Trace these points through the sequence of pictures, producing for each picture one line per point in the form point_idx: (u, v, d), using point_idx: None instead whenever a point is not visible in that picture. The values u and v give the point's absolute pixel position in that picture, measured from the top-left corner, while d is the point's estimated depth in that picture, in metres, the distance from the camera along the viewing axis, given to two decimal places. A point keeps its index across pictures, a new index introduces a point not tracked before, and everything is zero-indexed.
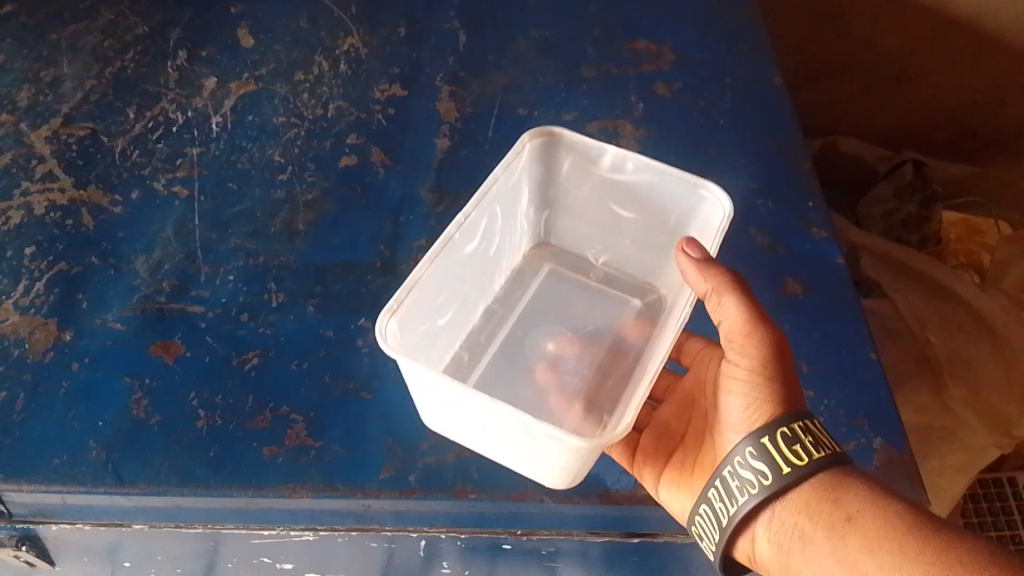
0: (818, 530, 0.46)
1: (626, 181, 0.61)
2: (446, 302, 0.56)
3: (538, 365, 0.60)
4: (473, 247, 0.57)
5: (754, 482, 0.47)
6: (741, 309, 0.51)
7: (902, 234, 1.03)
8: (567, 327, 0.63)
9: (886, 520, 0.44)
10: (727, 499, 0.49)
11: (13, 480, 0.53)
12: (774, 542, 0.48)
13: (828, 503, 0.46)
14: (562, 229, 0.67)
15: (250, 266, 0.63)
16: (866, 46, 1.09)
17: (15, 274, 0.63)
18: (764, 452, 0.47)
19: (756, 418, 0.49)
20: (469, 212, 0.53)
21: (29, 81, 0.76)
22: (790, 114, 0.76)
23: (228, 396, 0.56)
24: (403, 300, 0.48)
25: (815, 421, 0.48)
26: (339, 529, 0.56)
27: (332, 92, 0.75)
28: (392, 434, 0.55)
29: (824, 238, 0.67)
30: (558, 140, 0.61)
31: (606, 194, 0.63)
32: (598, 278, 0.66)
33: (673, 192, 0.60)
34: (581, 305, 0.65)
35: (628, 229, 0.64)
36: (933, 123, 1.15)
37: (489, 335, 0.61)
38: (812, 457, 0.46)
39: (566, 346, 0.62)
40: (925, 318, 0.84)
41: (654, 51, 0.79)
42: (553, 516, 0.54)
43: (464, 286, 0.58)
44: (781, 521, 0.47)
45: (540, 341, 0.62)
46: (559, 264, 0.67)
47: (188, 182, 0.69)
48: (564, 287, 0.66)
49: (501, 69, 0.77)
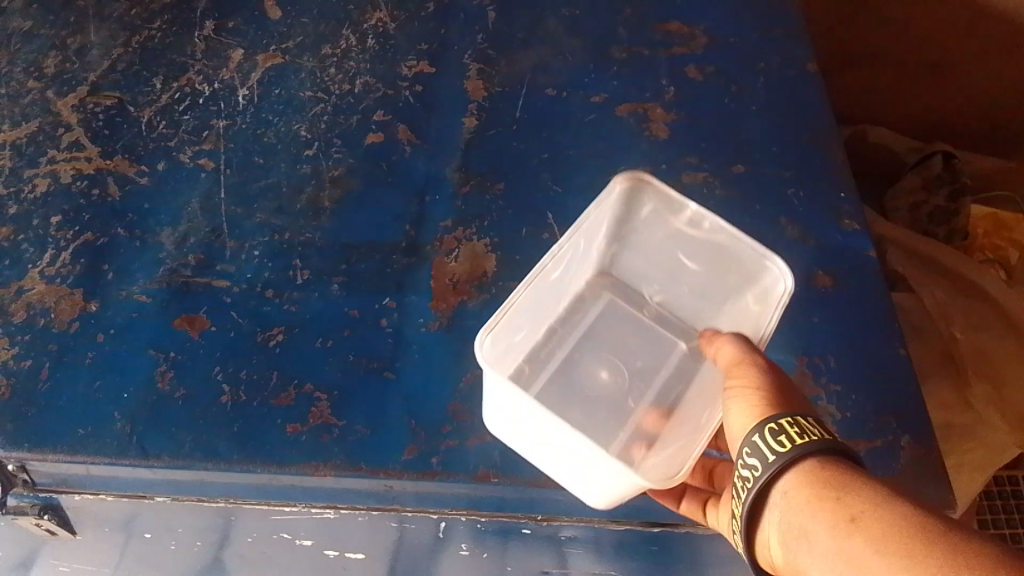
0: (820, 527, 0.41)
1: (697, 238, 0.58)
2: (524, 322, 0.54)
3: (593, 398, 0.59)
4: (556, 274, 0.55)
5: (751, 480, 0.45)
6: (737, 344, 0.51)
7: (930, 227, 1.03)
8: (621, 351, 0.62)
9: (893, 519, 0.39)
10: (737, 499, 0.46)
11: (38, 450, 0.53)
12: (785, 543, 0.44)
13: (828, 500, 0.42)
14: (625, 262, 0.64)
15: (276, 242, 0.63)
16: (898, 32, 1.07)
17: (42, 243, 0.63)
18: (756, 449, 0.45)
19: (739, 424, 0.48)
20: (562, 245, 0.51)
21: (56, 48, 0.76)
22: (823, 102, 0.74)
23: (252, 371, 0.56)
24: (499, 321, 0.48)
25: (806, 416, 0.45)
26: (360, 509, 0.57)
27: (359, 67, 0.74)
28: (414, 416, 0.55)
29: (856, 231, 0.65)
30: (641, 179, 0.56)
31: (677, 244, 0.60)
32: (652, 315, 0.64)
33: (741, 255, 0.56)
34: (633, 338, 0.63)
35: (688, 278, 0.62)
36: (962, 115, 1.14)
37: (549, 354, 0.59)
38: (795, 446, 0.43)
39: (625, 381, 0.61)
40: (950, 314, 0.85)
41: (687, 33, 0.78)
42: (574, 503, 0.54)
43: (538, 311, 0.56)
44: (786, 517, 0.43)
45: (593, 367, 0.60)
46: (618, 296, 0.64)
47: (214, 155, 0.68)
48: (622, 322, 0.63)
49: (530, 47, 0.76)
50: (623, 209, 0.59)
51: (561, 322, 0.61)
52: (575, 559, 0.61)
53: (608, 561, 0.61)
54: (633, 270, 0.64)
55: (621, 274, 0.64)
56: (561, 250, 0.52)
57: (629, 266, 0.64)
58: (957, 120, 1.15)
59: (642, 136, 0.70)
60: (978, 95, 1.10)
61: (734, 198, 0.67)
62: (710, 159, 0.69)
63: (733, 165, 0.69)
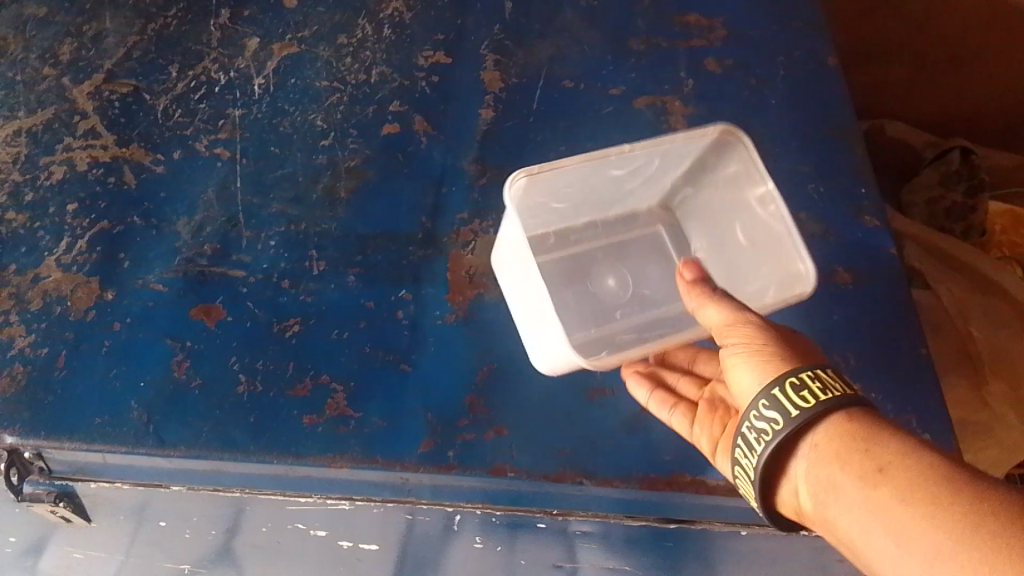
0: (846, 478, 0.41)
1: (762, 215, 0.59)
2: (567, 195, 0.60)
3: (590, 294, 0.63)
4: (616, 174, 0.60)
5: (769, 432, 0.44)
6: (727, 305, 0.49)
7: (947, 223, 1.02)
8: (641, 269, 0.65)
9: (921, 468, 0.39)
10: (751, 450, 0.46)
11: (55, 438, 0.54)
12: (812, 494, 0.43)
13: (855, 452, 0.41)
14: (694, 206, 0.66)
15: (292, 233, 0.63)
16: (920, 25, 1.06)
17: (58, 231, 0.63)
18: (774, 402, 0.44)
19: (745, 382, 0.47)
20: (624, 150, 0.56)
21: (71, 34, 0.76)
22: (843, 96, 0.73)
23: (268, 362, 0.56)
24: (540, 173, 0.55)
25: (827, 369, 0.44)
26: (375, 500, 0.56)
27: (375, 57, 0.74)
28: (431, 408, 0.54)
29: (876, 227, 0.64)
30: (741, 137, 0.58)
31: (740, 211, 0.62)
32: (683, 256, 0.66)
33: (784, 249, 0.57)
34: (661, 267, 0.65)
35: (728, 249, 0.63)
36: (979, 111, 1.13)
37: (577, 239, 0.64)
38: (819, 399, 0.43)
39: (629, 291, 0.64)
40: (968, 311, 0.84)
41: (706, 25, 0.77)
42: (590, 497, 0.54)
43: (578, 196, 0.62)
44: (812, 468, 0.43)
45: (605, 273, 0.64)
46: (670, 231, 0.67)
47: (230, 144, 0.68)
48: (654, 249, 0.66)
49: (547, 38, 0.76)
50: (711, 157, 0.61)
51: (601, 223, 0.66)
52: (585, 554, 0.61)
53: (621, 557, 0.61)
54: (693, 212, 0.66)
55: (682, 215, 0.67)
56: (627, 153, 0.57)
57: (693, 208, 0.66)
58: (974, 116, 1.14)
59: (660, 130, 0.70)
60: (996, 91, 1.10)
61: None
62: None
63: None
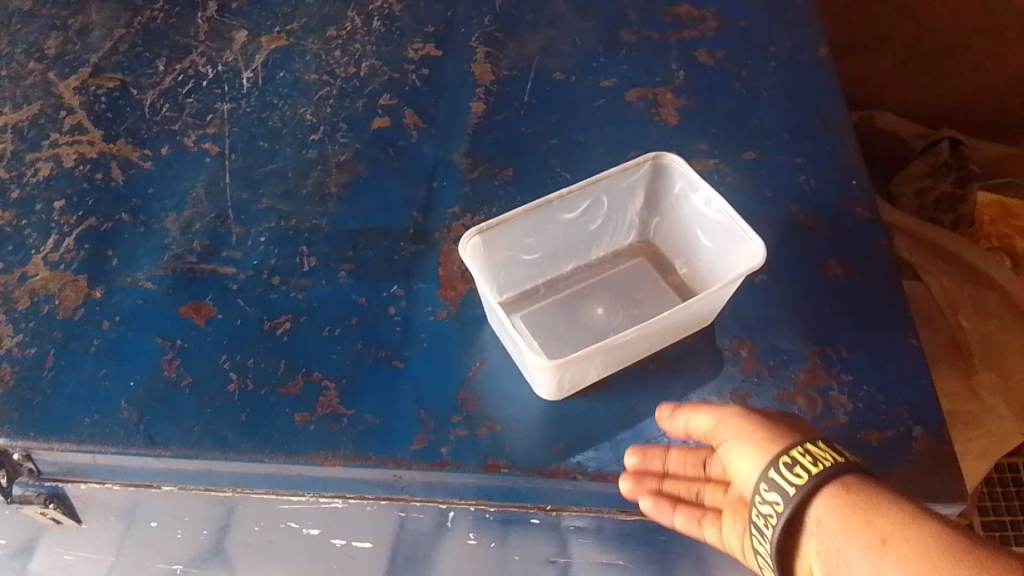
0: (853, 553, 0.39)
1: (710, 220, 0.58)
2: (532, 244, 0.59)
3: (579, 325, 0.58)
4: (569, 219, 0.60)
5: (773, 516, 0.42)
6: (704, 411, 0.48)
7: (936, 214, 1.02)
8: (629, 301, 0.60)
9: (924, 538, 0.37)
10: (759, 536, 0.43)
11: (43, 439, 0.53)
12: (824, 573, 0.41)
13: (857, 522, 0.39)
14: (666, 232, 0.63)
15: (282, 228, 0.62)
16: (909, 16, 1.06)
17: (45, 228, 0.62)
18: (772, 482, 0.42)
19: (745, 471, 0.44)
20: (564, 195, 0.57)
21: (57, 28, 0.75)
22: (835, 86, 0.73)
23: (259, 359, 0.56)
24: (491, 226, 0.56)
25: (818, 441, 0.42)
26: (368, 498, 0.56)
27: (365, 49, 0.74)
28: (424, 404, 0.54)
29: (868, 219, 0.64)
30: (669, 158, 0.59)
31: (697, 222, 0.60)
32: (673, 284, 0.61)
33: (737, 243, 0.56)
34: (648, 292, 0.60)
35: (702, 261, 0.60)
36: (969, 103, 1.13)
37: (551, 288, 0.61)
38: (814, 474, 0.41)
39: (617, 324, 0.58)
40: (958, 302, 0.85)
41: (697, 16, 0.77)
42: (583, 492, 0.53)
43: (545, 249, 0.61)
44: (822, 546, 0.40)
45: (592, 305, 0.60)
46: (651, 262, 0.62)
47: (218, 139, 0.67)
48: (642, 282, 0.61)
49: (538, 30, 0.76)
50: (659, 182, 0.61)
51: (584, 265, 0.63)
52: (578, 548, 0.61)
53: (615, 552, 0.61)
54: (670, 242, 0.63)
55: (662, 245, 0.63)
56: (568, 193, 0.58)
57: (668, 238, 0.63)
58: (963, 109, 1.14)
59: (652, 122, 0.70)
60: (986, 81, 1.10)
61: (745, 185, 0.66)
62: (721, 146, 0.68)
63: (744, 152, 0.68)
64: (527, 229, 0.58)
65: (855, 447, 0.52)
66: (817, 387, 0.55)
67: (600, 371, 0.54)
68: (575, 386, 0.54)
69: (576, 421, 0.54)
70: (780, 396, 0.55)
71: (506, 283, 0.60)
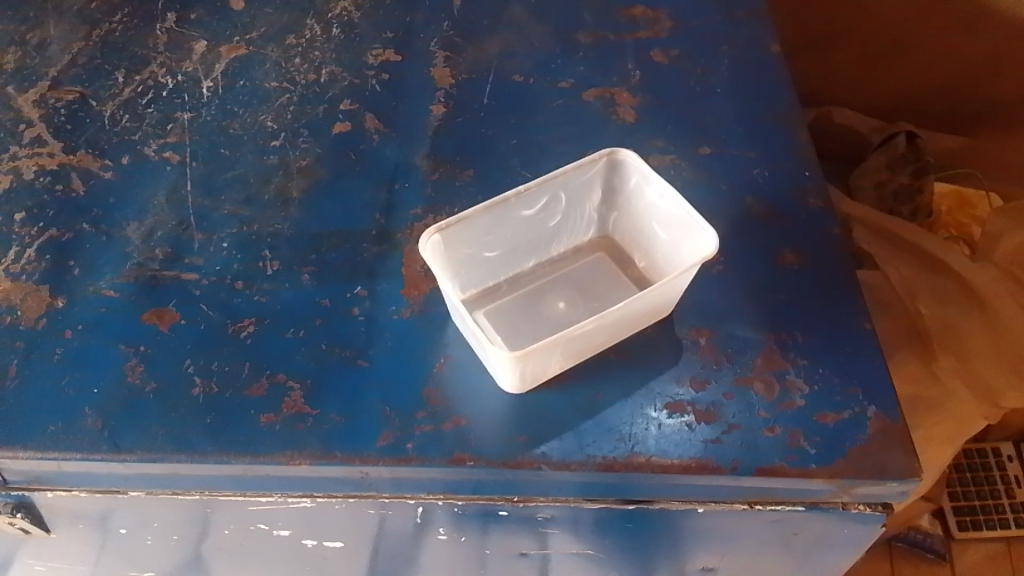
0: None
1: (663, 213, 0.60)
2: (492, 243, 0.60)
3: (541, 320, 0.59)
4: (528, 217, 0.61)
5: None
6: None
7: (894, 206, 1.05)
8: (589, 294, 0.61)
9: None
10: None
11: (7, 448, 0.53)
12: None
13: None
14: (625, 226, 0.64)
15: (244, 234, 0.63)
16: (863, 11, 1.09)
17: (4, 240, 0.62)
18: None
19: None
20: (522, 191, 0.58)
21: (14, 43, 0.75)
22: (786, 81, 0.75)
23: (223, 363, 0.56)
24: (451, 224, 0.57)
25: None
26: (336, 496, 0.56)
27: (325, 56, 0.74)
28: (388, 402, 0.55)
29: (821, 209, 0.66)
30: (621, 154, 0.61)
31: (651, 215, 0.61)
32: (632, 277, 0.62)
33: (691, 232, 0.58)
34: (607, 285, 0.62)
35: (657, 253, 0.61)
36: (924, 99, 1.15)
37: (512, 284, 0.62)
38: None
39: (578, 317, 0.59)
40: (915, 289, 0.87)
41: (651, 17, 0.79)
42: (549, 482, 0.54)
43: (505, 246, 0.61)
44: None
45: (554, 299, 0.61)
46: (611, 256, 0.63)
47: (179, 148, 0.68)
48: (602, 275, 0.62)
49: (496, 34, 0.77)
50: (614, 178, 0.63)
51: (545, 261, 0.64)
52: (553, 540, 0.61)
53: (586, 541, 0.61)
54: (630, 236, 0.64)
55: (621, 239, 0.64)
56: (525, 190, 0.59)
57: (627, 232, 0.64)
58: (919, 104, 1.16)
59: (609, 120, 0.71)
60: (937, 79, 1.11)
61: (701, 179, 0.67)
62: (676, 142, 0.69)
63: (698, 147, 0.69)
64: (487, 227, 0.59)
65: (812, 428, 0.54)
66: (774, 371, 0.56)
67: (563, 363, 0.55)
68: (538, 377, 0.55)
69: (539, 413, 0.54)
70: (737, 381, 0.56)
71: (468, 280, 0.61)
